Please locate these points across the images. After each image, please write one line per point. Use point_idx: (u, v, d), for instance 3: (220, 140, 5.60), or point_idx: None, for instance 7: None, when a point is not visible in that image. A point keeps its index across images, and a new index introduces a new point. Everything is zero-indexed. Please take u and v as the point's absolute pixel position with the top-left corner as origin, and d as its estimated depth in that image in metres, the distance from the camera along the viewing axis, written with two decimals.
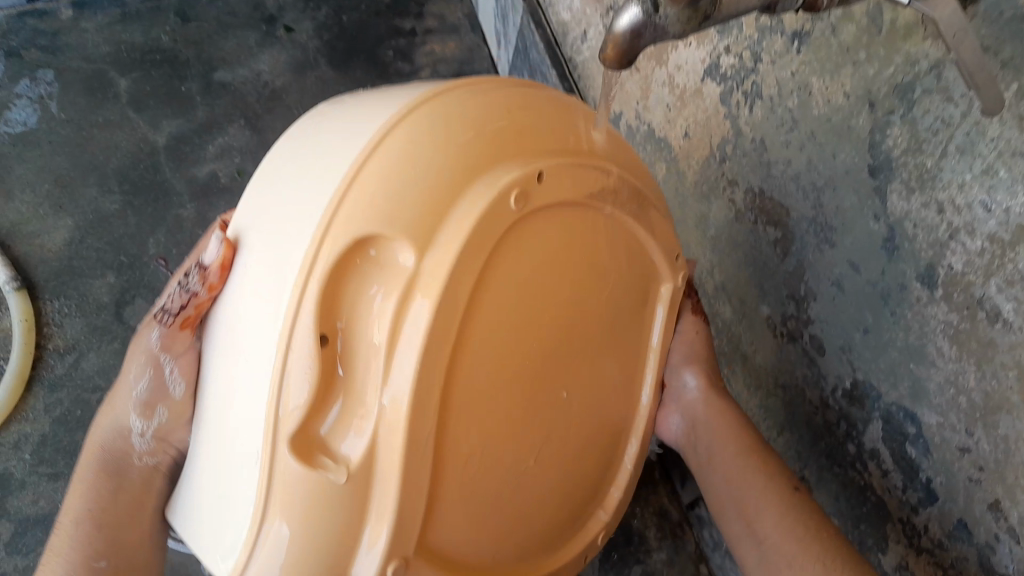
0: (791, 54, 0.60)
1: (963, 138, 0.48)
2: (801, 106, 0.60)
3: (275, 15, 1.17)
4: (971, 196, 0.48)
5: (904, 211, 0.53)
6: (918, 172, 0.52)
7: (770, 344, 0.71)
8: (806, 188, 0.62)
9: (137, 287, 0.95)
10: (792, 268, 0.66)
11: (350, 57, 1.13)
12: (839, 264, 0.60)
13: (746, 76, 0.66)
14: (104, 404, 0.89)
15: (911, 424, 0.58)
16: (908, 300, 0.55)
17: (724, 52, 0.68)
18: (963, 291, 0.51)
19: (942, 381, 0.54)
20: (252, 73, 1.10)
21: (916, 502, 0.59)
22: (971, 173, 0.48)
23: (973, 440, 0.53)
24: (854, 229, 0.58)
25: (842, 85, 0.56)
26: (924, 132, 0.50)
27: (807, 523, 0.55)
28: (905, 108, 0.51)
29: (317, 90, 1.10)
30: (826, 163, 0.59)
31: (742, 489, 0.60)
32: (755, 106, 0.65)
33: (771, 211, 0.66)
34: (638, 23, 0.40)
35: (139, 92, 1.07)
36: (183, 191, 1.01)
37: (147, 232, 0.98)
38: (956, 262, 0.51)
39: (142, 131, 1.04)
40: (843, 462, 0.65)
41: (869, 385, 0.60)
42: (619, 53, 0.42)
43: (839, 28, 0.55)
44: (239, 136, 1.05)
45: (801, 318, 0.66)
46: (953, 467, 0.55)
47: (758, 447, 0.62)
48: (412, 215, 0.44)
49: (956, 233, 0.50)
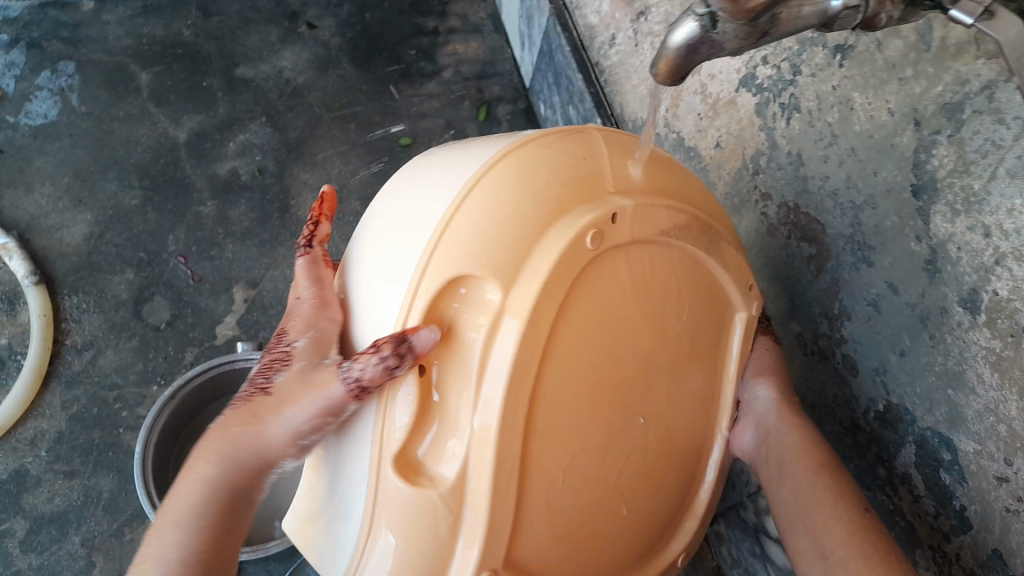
0: (833, 68, 0.59)
1: (1015, 161, 0.47)
2: (840, 121, 0.59)
3: (297, 10, 1.16)
4: (1021, 222, 0.47)
5: (948, 234, 0.52)
6: (964, 194, 0.50)
7: (800, 362, 0.70)
8: (843, 206, 0.60)
9: (155, 284, 0.94)
10: (826, 286, 0.64)
11: (372, 56, 1.12)
12: (875, 283, 0.59)
13: (784, 88, 0.64)
14: (120, 402, 0.89)
15: (946, 450, 0.56)
16: (947, 324, 0.54)
17: (761, 63, 0.66)
18: (1007, 317, 0.49)
19: (980, 409, 0.53)
20: (274, 70, 1.09)
21: (948, 530, 0.58)
22: (1021, 198, 0.47)
23: (1012, 470, 0.52)
24: (893, 249, 0.57)
25: (886, 101, 0.55)
26: (972, 154, 0.49)
27: (872, 537, 0.51)
28: (953, 128, 0.50)
29: (339, 88, 1.09)
30: (865, 181, 0.58)
31: (806, 506, 0.56)
32: (791, 119, 0.64)
33: (806, 226, 0.65)
34: (693, 39, 0.38)
35: (161, 86, 1.07)
36: (202, 188, 1.00)
37: (166, 228, 0.98)
38: (1001, 288, 0.49)
39: (162, 126, 1.04)
40: (872, 485, 0.64)
41: (904, 408, 0.59)
42: (672, 69, 0.40)
43: (886, 43, 0.54)
44: (260, 133, 1.04)
45: (833, 337, 0.65)
46: (988, 496, 0.54)
47: (828, 464, 0.58)
48: (500, 256, 0.44)
49: (1003, 259, 0.49)
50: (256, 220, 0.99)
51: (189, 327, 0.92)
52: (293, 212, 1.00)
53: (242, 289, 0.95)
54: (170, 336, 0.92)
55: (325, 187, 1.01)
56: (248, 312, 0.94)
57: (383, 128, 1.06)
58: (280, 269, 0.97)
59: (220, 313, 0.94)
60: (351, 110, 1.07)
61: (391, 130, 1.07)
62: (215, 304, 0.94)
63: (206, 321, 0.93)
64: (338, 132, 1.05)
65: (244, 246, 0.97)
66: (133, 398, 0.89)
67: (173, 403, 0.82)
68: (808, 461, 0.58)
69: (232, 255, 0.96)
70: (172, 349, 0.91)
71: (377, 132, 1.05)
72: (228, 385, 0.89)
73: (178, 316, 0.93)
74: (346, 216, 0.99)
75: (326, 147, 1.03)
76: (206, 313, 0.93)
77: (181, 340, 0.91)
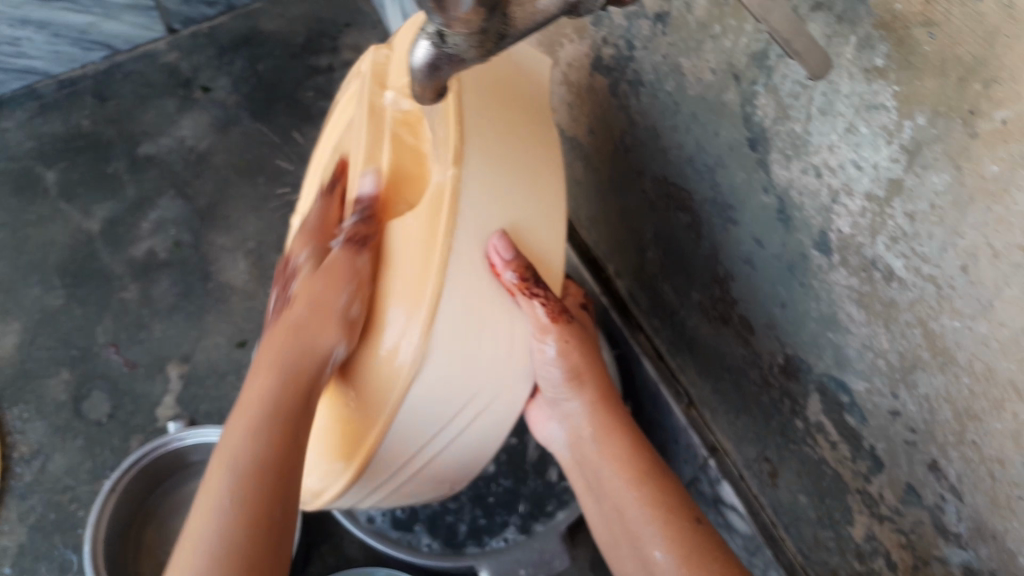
0: (658, 36, 0.58)
1: (822, 99, 0.46)
2: (677, 89, 0.58)
3: (190, 77, 1.14)
4: (842, 157, 0.46)
5: (788, 180, 0.51)
6: (790, 140, 0.49)
7: (709, 327, 0.69)
8: (702, 169, 0.60)
9: (92, 378, 0.93)
10: (708, 251, 0.64)
11: (271, 106, 1.11)
12: (745, 240, 0.58)
13: (627, 65, 0.63)
14: (76, 502, 0.86)
15: (844, 394, 0.56)
16: (812, 269, 0.53)
17: (603, 43, 0.66)
18: (856, 253, 0.49)
19: (859, 347, 0.52)
20: (175, 141, 1.08)
21: (867, 471, 0.57)
22: (836, 134, 0.46)
23: (900, 402, 0.51)
24: (750, 205, 0.56)
25: (707, 62, 0.54)
26: (787, 98, 0.48)
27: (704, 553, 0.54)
28: (766, 76, 0.49)
29: (242, 145, 1.08)
30: (711, 143, 0.57)
31: (629, 520, 0.58)
32: (640, 94, 0.63)
33: (678, 196, 0.65)
34: (432, 57, 0.39)
35: (68, 181, 1.05)
36: (123, 274, 1.00)
37: (94, 321, 0.97)
38: (843, 225, 0.48)
39: (76, 221, 1.03)
40: (796, 438, 0.63)
41: (800, 358, 0.58)
42: (423, 83, 0.41)
43: (693, 4, 0.53)
44: (172, 207, 1.03)
45: (726, 299, 0.64)
46: (887, 430, 0.53)
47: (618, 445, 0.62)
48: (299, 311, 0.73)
49: (837, 197, 0.48)
50: (181, 292, 0.98)
51: (131, 414, 0.91)
52: (216, 279, 0.99)
53: (176, 365, 0.94)
54: (113, 428, 0.90)
55: (244, 245, 1.01)
56: (185, 387, 0.93)
57: (294, 176, 1.05)
58: (211, 337, 0.96)
59: (158, 394, 0.92)
60: (257, 165, 1.06)
61: (302, 175, 1.06)
62: (152, 387, 0.93)
63: (146, 406, 0.92)
64: (248, 189, 1.05)
65: (172, 322, 0.96)
66: (88, 495, 0.87)
67: (113, 497, 0.79)
68: (632, 483, 0.59)
69: (162, 334, 0.96)
70: (117, 440, 0.90)
71: (287, 181, 1.05)
72: (171, 464, 0.86)
73: (118, 406, 0.92)
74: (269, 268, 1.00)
75: (238, 207, 1.03)
76: (145, 397, 0.92)
77: (126, 429, 0.90)
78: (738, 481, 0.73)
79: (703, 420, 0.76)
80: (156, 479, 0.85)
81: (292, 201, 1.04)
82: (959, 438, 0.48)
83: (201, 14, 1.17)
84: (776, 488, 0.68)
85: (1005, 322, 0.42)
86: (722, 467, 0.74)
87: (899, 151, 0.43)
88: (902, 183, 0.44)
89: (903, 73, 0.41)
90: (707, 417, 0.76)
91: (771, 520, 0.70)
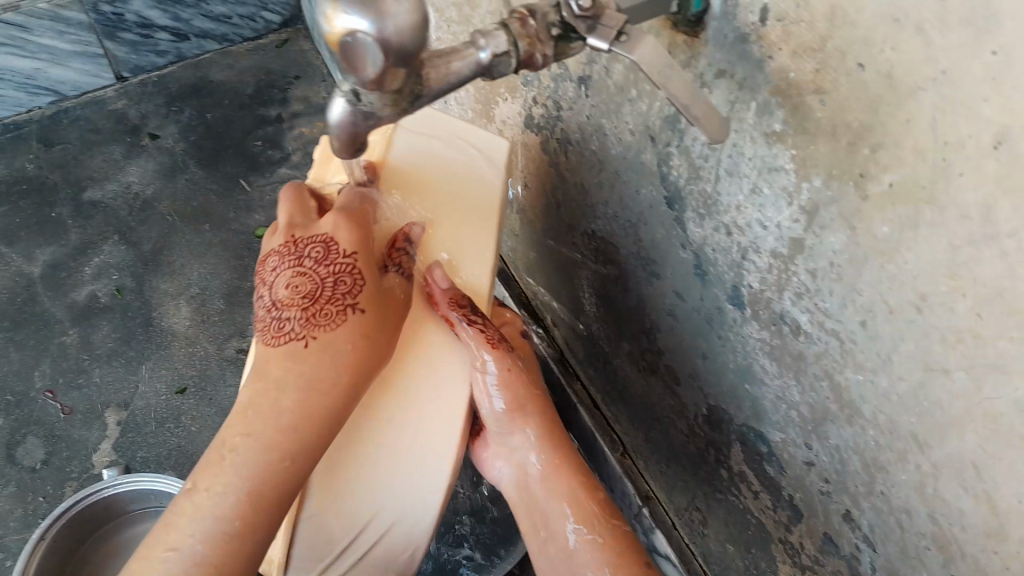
0: (582, 98, 0.60)
1: (729, 160, 0.48)
2: (601, 147, 0.60)
3: (139, 124, 1.14)
4: (748, 216, 0.48)
5: (702, 237, 0.53)
6: (702, 199, 0.51)
7: (638, 377, 0.71)
8: (626, 224, 0.61)
9: (25, 425, 0.91)
10: (635, 302, 0.65)
11: (219, 154, 1.11)
12: (667, 294, 0.60)
13: (555, 124, 0.65)
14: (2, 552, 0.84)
15: (763, 444, 0.57)
16: (727, 322, 0.54)
17: (533, 103, 0.68)
18: (766, 308, 0.50)
19: (773, 399, 0.53)
20: (121, 188, 1.08)
21: (787, 520, 0.58)
22: (742, 194, 0.48)
23: (813, 453, 0.52)
24: (669, 260, 0.58)
25: (626, 123, 0.56)
26: (698, 159, 0.50)
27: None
28: (678, 139, 0.51)
29: (189, 192, 1.08)
30: (634, 201, 0.59)
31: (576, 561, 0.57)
32: (568, 151, 0.65)
33: (605, 249, 0.66)
34: (348, 114, 0.40)
35: (9, 225, 1.04)
36: (63, 319, 0.98)
37: (31, 366, 0.95)
38: (753, 281, 0.50)
39: (16, 265, 1.01)
40: (722, 487, 0.64)
41: (721, 409, 0.60)
42: (346, 145, 0.42)
43: (611, 69, 0.55)
44: (116, 252, 1.03)
45: (654, 349, 0.66)
46: (803, 482, 0.54)
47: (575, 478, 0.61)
48: None
49: (746, 254, 0.50)
50: (121, 338, 0.97)
51: (66, 461, 0.90)
52: (157, 325, 0.98)
53: (113, 412, 0.93)
54: (47, 475, 0.89)
55: (187, 291, 1.01)
56: (123, 434, 0.91)
57: (240, 223, 1.06)
58: (149, 382, 0.95)
59: (95, 441, 0.91)
60: (203, 212, 1.06)
61: (247, 222, 1.06)
62: (88, 433, 0.91)
63: (82, 451, 0.90)
64: (193, 236, 1.05)
65: (111, 367, 0.95)
66: (16, 544, 0.84)
67: (40, 548, 0.77)
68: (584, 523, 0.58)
69: (100, 379, 0.94)
70: (49, 486, 0.88)
71: (233, 228, 1.05)
72: (104, 512, 0.84)
73: (53, 452, 0.90)
74: (210, 313, 0.99)
75: (183, 253, 1.03)
76: (81, 443, 0.91)
77: (60, 475, 0.89)
78: (670, 528, 0.74)
79: (637, 468, 0.77)
80: (90, 526, 0.83)
81: (235, 248, 1.04)
82: (868, 488, 0.49)
83: (151, 63, 1.18)
84: (707, 538, 0.70)
85: (902, 377, 0.43)
86: (654, 516, 0.75)
87: (799, 212, 0.45)
88: (804, 242, 0.45)
89: (799, 138, 0.43)
90: (641, 466, 0.77)
91: (701, 569, 0.72)
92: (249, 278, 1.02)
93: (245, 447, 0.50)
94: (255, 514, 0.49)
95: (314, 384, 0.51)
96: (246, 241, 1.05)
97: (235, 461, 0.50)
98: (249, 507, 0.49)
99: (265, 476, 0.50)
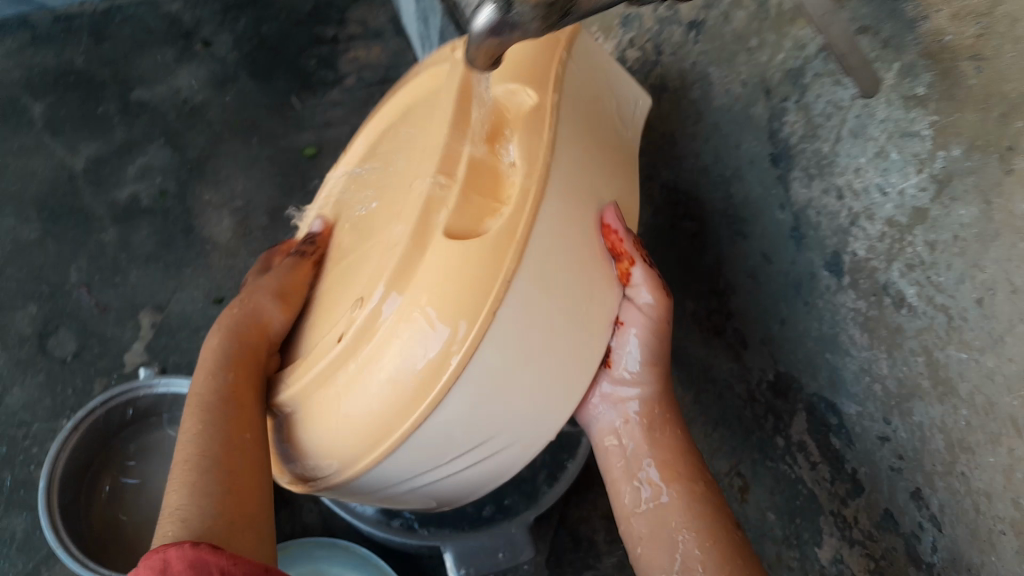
0: (690, 45, 0.59)
1: (855, 121, 0.47)
2: (702, 96, 0.59)
3: (191, 29, 1.12)
4: (867, 180, 0.47)
5: (807, 199, 0.52)
6: (816, 158, 0.50)
7: (698, 338, 0.70)
8: (716, 181, 0.60)
9: (59, 316, 0.92)
10: (710, 262, 0.65)
11: (272, 70, 1.09)
12: (752, 255, 0.59)
13: (652, 69, 0.64)
14: (30, 440, 0.86)
15: (833, 415, 0.56)
16: (817, 288, 0.54)
17: (630, 46, 0.66)
18: (868, 277, 0.49)
19: (857, 370, 0.53)
20: (171, 91, 1.07)
21: (844, 494, 0.58)
22: (866, 157, 0.47)
23: (891, 428, 0.52)
24: (762, 220, 0.57)
25: (738, 73, 0.54)
26: (818, 117, 0.49)
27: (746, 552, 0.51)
28: (798, 93, 0.50)
29: (237, 104, 1.06)
30: (731, 155, 0.57)
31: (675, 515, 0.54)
32: (662, 99, 0.64)
33: (686, 204, 0.65)
34: (494, 22, 0.38)
35: (56, 116, 1.05)
36: (103, 214, 0.99)
37: (67, 258, 0.96)
38: (859, 248, 0.49)
39: (60, 155, 1.02)
40: (774, 455, 0.64)
41: (791, 376, 0.59)
42: (482, 53, 0.40)
43: (732, 15, 0.54)
44: (160, 155, 1.02)
45: (723, 311, 0.65)
46: (874, 457, 0.54)
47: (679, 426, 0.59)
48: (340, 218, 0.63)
49: (856, 219, 0.49)
50: (160, 241, 0.97)
51: (96, 357, 0.90)
52: (198, 232, 0.97)
53: (149, 314, 0.93)
54: (76, 368, 0.90)
55: (230, 203, 0.99)
56: (156, 336, 0.91)
57: (288, 140, 1.03)
58: (189, 289, 0.94)
59: (127, 340, 0.91)
60: (252, 126, 1.04)
61: (296, 140, 1.04)
62: (121, 331, 0.92)
63: (113, 349, 0.91)
64: (239, 147, 1.03)
65: (148, 272, 0.95)
66: (43, 434, 0.87)
67: (73, 435, 0.80)
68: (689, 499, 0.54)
69: (137, 281, 0.95)
70: (79, 380, 0.89)
71: (280, 145, 1.03)
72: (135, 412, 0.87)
73: (84, 346, 0.91)
74: (252, 229, 0.97)
75: (229, 163, 1.02)
76: (113, 341, 0.91)
77: (89, 371, 0.89)
78: None
79: None
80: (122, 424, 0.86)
81: (282, 164, 1.02)
82: (946, 468, 0.49)
83: None
84: (744, 505, 0.70)
85: (1013, 359, 0.42)
86: None
87: (928, 180, 0.43)
88: (927, 213, 0.44)
89: (944, 103, 0.41)
90: None
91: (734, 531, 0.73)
92: (293, 199, 0.99)
93: (228, 388, 0.53)
94: (246, 443, 0.51)
95: (238, 330, 0.56)
96: (292, 158, 1.02)
97: (213, 404, 0.52)
98: (240, 422, 0.51)
99: (234, 397, 0.52)
